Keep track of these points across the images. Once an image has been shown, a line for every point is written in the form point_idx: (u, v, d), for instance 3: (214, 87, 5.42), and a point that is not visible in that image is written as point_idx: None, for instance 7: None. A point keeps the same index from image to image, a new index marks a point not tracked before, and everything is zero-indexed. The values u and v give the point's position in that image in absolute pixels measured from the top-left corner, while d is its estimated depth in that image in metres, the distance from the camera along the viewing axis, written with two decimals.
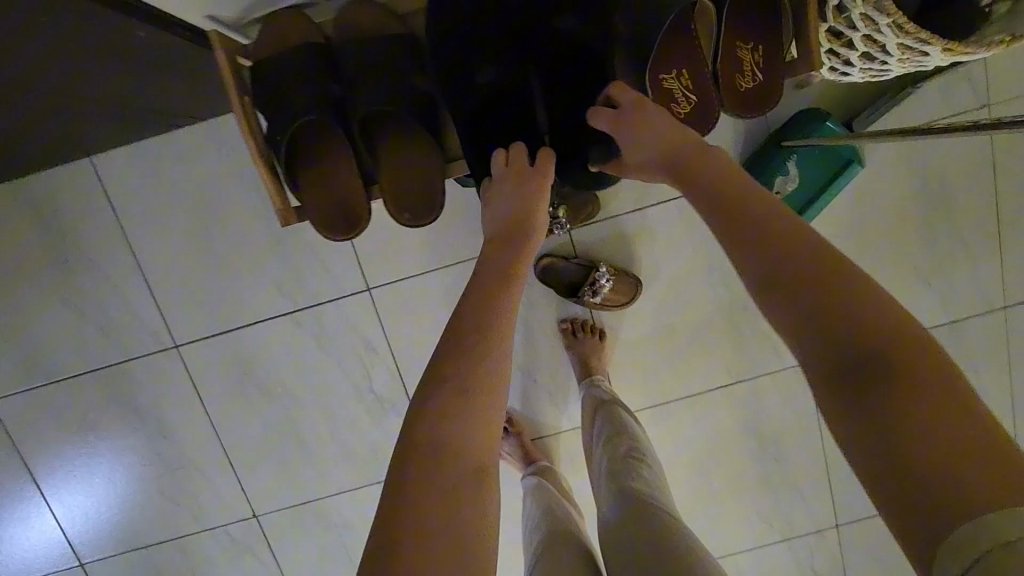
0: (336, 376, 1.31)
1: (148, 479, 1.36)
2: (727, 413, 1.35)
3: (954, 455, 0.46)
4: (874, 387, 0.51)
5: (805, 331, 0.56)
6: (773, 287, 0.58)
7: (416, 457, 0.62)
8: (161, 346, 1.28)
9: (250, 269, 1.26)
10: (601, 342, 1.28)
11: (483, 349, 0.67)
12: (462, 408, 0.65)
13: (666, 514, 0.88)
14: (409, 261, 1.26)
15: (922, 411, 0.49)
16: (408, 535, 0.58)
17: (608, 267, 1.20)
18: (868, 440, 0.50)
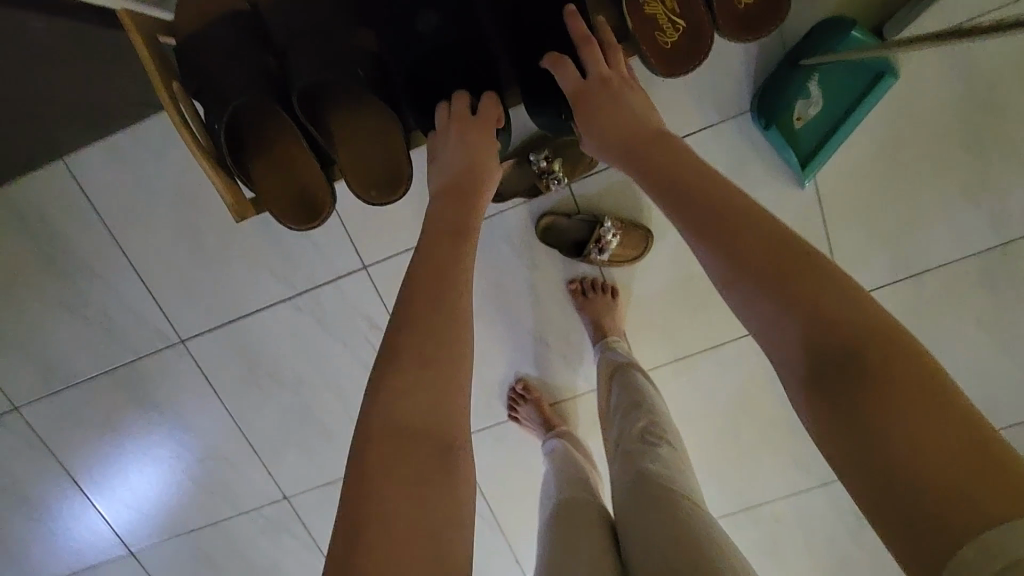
0: (345, 358, 1.29)
1: (178, 470, 1.40)
2: (753, 363, 1.27)
3: (923, 438, 0.47)
4: (846, 374, 0.51)
5: (778, 322, 0.56)
6: (743, 277, 0.59)
7: (378, 444, 0.60)
8: (167, 342, 1.28)
9: (242, 258, 1.22)
10: (613, 300, 1.21)
11: (438, 323, 0.66)
12: (421, 387, 0.63)
13: (689, 500, 0.82)
14: (402, 233, 1.19)
15: (899, 406, 0.48)
16: (373, 528, 0.56)
17: (614, 223, 1.11)
18: (841, 429, 0.51)
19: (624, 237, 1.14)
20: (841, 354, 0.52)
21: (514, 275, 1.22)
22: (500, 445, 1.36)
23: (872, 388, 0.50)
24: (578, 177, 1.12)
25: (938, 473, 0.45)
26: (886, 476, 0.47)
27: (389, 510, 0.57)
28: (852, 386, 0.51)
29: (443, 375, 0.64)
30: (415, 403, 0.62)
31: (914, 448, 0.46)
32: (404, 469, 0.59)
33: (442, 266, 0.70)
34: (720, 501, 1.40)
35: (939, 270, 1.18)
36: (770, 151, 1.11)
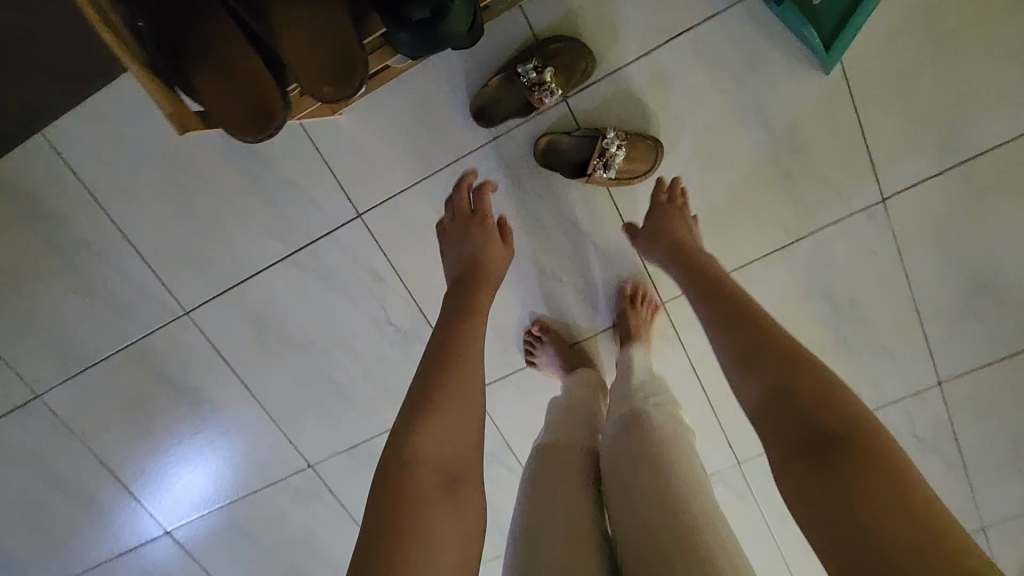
0: (351, 315, 1.23)
1: (204, 448, 1.38)
2: (787, 280, 1.17)
3: (887, 500, 0.59)
4: (827, 447, 0.64)
5: (772, 400, 0.69)
6: (750, 359, 0.74)
7: (413, 477, 0.72)
8: (173, 314, 1.25)
9: (234, 218, 1.17)
10: (649, 321, 1.17)
11: (471, 385, 0.81)
12: (456, 436, 0.77)
13: (682, 457, 0.81)
14: (394, 174, 1.12)
15: (873, 470, 0.61)
16: (395, 551, 0.66)
17: (618, 132, 1.03)
18: (824, 491, 0.62)
19: (631, 149, 1.05)
20: (828, 430, 0.65)
21: (517, 207, 1.14)
22: (522, 392, 1.30)
23: (853, 459, 0.62)
24: (573, 90, 1.04)
25: (895, 529, 0.57)
26: (854, 531, 0.58)
27: (416, 535, 0.69)
28: (834, 455, 0.63)
29: (459, 418, 0.78)
30: (443, 443, 0.76)
31: (879, 508, 0.58)
32: (430, 501, 0.72)
33: (475, 338, 0.85)
34: (738, 445, 1.34)
35: (996, 152, 1.03)
36: (788, 34, 0.99)
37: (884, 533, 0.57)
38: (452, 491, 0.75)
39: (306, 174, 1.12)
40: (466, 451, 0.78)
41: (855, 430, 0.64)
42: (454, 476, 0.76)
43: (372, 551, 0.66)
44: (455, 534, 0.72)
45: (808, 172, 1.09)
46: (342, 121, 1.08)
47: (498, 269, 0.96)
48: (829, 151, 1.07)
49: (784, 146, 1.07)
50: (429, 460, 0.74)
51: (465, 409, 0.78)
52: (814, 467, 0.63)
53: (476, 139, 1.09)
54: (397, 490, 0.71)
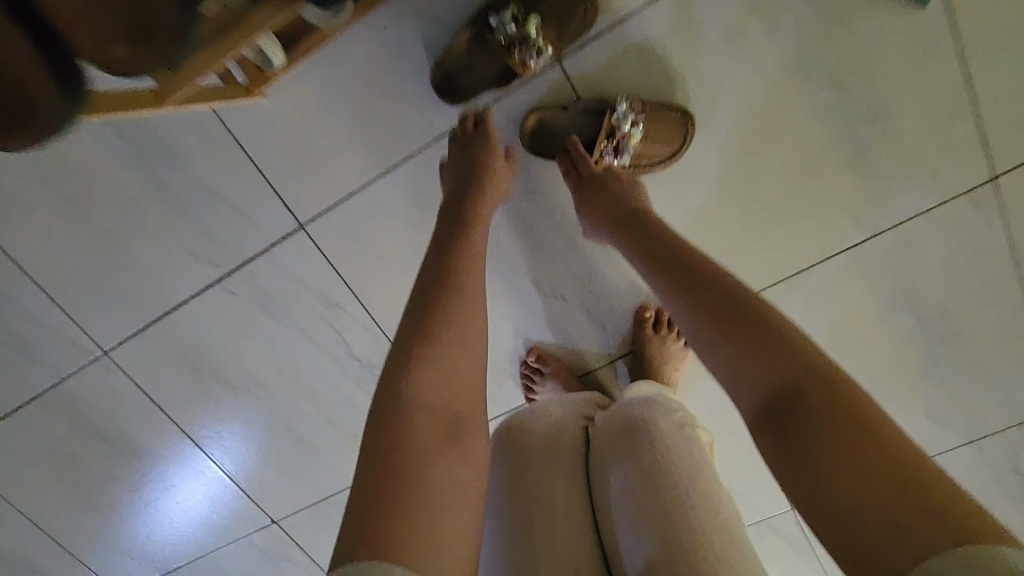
0: (305, 349, 0.99)
1: (150, 506, 1.15)
2: (858, 291, 0.89)
3: (864, 464, 0.46)
4: (789, 412, 0.51)
5: (729, 364, 0.56)
6: (690, 313, 0.60)
7: (413, 426, 0.56)
8: (88, 355, 1.00)
9: (146, 236, 0.91)
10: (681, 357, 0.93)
11: (479, 312, 0.64)
12: (461, 373, 0.61)
13: (700, 482, 0.67)
14: (341, 173, 0.86)
15: (847, 436, 0.47)
16: (398, 519, 0.50)
17: (630, 103, 0.77)
18: (801, 469, 0.49)
19: (651, 125, 0.78)
20: (789, 389, 0.51)
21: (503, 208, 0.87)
22: None
23: (820, 422, 0.49)
24: (566, 47, 0.76)
25: (882, 504, 0.44)
26: (839, 512, 0.46)
27: (424, 498, 0.52)
28: (798, 420, 0.50)
29: (456, 350, 0.61)
30: (447, 382, 0.59)
31: (859, 479, 0.46)
32: (434, 454, 0.55)
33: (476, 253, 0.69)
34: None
35: None
36: None
37: (874, 513, 0.44)
38: (457, 444, 0.58)
39: (230, 176, 0.87)
40: (474, 390, 0.62)
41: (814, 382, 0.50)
42: (459, 423, 0.59)
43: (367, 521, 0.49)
44: (464, 496, 0.56)
45: (894, 147, 0.80)
46: (270, 107, 0.82)
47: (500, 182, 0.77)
48: (926, 117, 0.77)
49: (859, 112, 0.78)
50: (425, 404, 0.57)
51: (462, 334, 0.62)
52: (780, 440, 0.51)
53: (444, 121, 0.83)
54: (393, 440, 0.54)
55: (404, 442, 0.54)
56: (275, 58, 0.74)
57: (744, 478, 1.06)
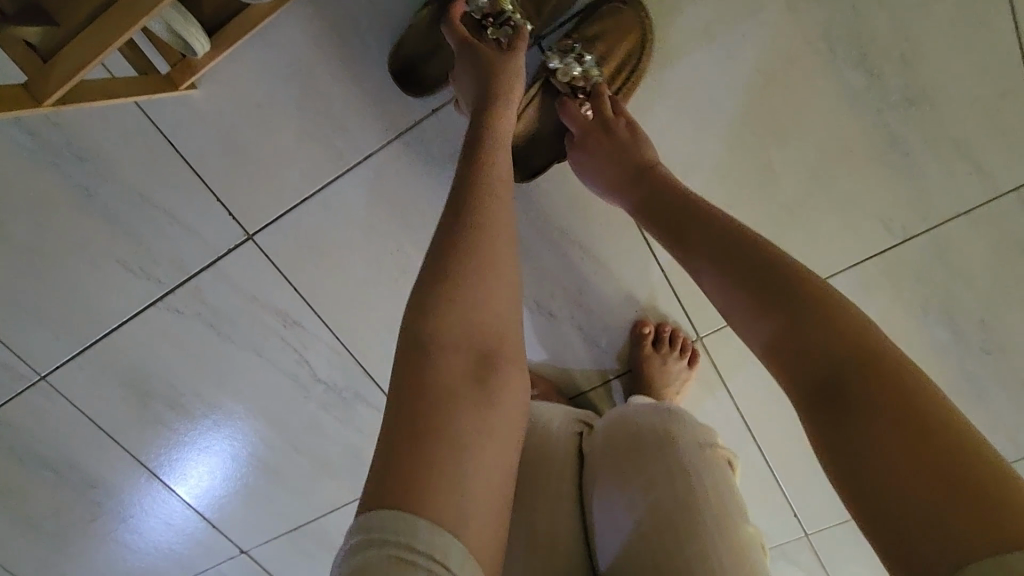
0: (262, 371, 0.89)
1: (107, 535, 1.06)
2: (888, 305, 0.78)
3: (902, 441, 0.36)
4: (836, 373, 0.40)
5: (770, 309, 0.45)
6: (706, 258, 0.51)
7: (440, 371, 0.43)
8: (23, 380, 0.90)
9: (75, 249, 0.80)
10: (683, 375, 0.82)
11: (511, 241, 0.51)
12: (496, 298, 0.48)
13: (715, 510, 0.55)
14: (291, 177, 0.75)
15: (897, 403, 0.38)
16: (426, 474, 0.39)
17: (557, 56, 0.67)
18: (838, 438, 0.39)
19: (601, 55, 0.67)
20: (818, 353, 0.42)
21: None
22: None
23: (856, 389, 0.39)
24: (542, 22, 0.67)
25: (924, 490, 0.35)
26: (878, 493, 0.36)
27: (457, 451, 0.41)
28: (829, 386, 0.40)
29: (485, 292, 0.48)
30: (475, 321, 0.46)
31: (899, 458, 0.36)
32: (471, 395, 0.43)
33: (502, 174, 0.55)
34: (807, 513, 0.95)
35: None
36: None
37: (913, 500, 0.35)
38: (498, 384, 0.45)
39: (165, 180, 0.75)
40: (514, 319, 0.50)
41: (846, 345, 0.41)
42: (498, 360, 0.46)
43: (387, 472, 0.39)
44: (506, 441, 0.44)
45: (931, 137, 0.68)
46: (204, 101, 0.71)
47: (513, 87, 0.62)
48: (969, 102, 0.66)
49: (891, 97, 0.67)
50: (452, 348, 0.44)
51: (493, 272, 0.49)
52: (810, 407, 0.41)
53: (408, 112, 0.72)
54: (418, 378, 0.43)
55: (432, 383, 0.43)
56: (199, 48, 0.63)
57: (753, 505, 0.96)
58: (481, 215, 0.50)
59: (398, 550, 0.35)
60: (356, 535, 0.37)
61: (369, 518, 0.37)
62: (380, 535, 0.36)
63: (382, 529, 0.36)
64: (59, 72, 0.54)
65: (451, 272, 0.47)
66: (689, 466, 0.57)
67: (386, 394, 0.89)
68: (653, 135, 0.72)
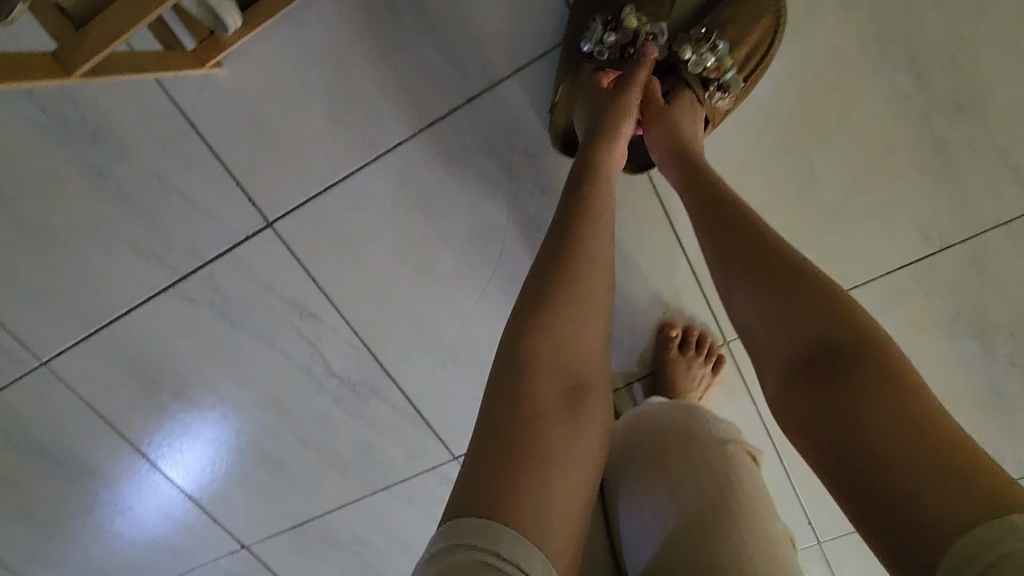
0: (274, 363, 0.86)
1: (105, 526, 1.03)
2: (917, 314, 0.76)
3: (896, 424, 0.38)
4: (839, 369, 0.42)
5: (788, 314, 0.46)
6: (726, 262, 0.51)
7: (540, 392, 0.45)
8: (24, 365, 0.86)
9: (86, 231, 0.77)
10: (708, 377, 0.81)
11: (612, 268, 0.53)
12: (593, 326, 0.50)
13: (744, 509, 0.53)
14: (316, 163, 0.72)
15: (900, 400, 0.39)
16: (513, 485, 0.40)
17: (691, 47, 0.66)
18: (846, 433, 0.40)
19: (733, 42, 0.65)
20: (814, 335, 0.44)
21: (510, 206, 0.74)
22: None
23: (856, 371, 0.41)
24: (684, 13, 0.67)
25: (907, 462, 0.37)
26: (860, 470, 0.39)
27: (546, 468, 0.42)
28: (833, 367, 0.42)
29: (579, 315, 0.49)
30: (574, 342, 0.48)
31: (896, 434, 0.38)
32: (564, 416, 0.45)
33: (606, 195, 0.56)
34: (821, 520, 0.95)
35: None
36: None
37: (904, 478, 0.37)
38: (588, 410, 0.47)
39: (184, 162, 0.73)
40: (609, 348, 0.51)
41: (845, 335, 0.43)
42: (590, 387, 0.48)
43: (476, 484, 0.40)
44: (592, 465, 0.46)
45: (975, 145, 0.67)
46: (229, 81, 0.68)
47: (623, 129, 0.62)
48: (1018, 109, 0.65)
49: (937, 102, 0.66)
50: (548, 368, 0.46)
51: (592, 296, 0.50)
52: (812, 399, 0.42)
53: (442, 100, 0.69)
54: (518, 405, 0.44)
55: (532, 402, 0.45)
56: (231, 23, 0.61)
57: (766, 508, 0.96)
58: (586, 242, 0.52)
59: (481, 557, 0.36)
60: (441, 540, 0.38)
61: (456, 524, 0.38)
62: (467, 541, 0.37)
63: (470, 534, 0.37)
64: (89, 40, 0.51)
65: (558, 293, 0.49)
66: (711, 461, 0.56)
67: (401, 389, 0.87)
68: None
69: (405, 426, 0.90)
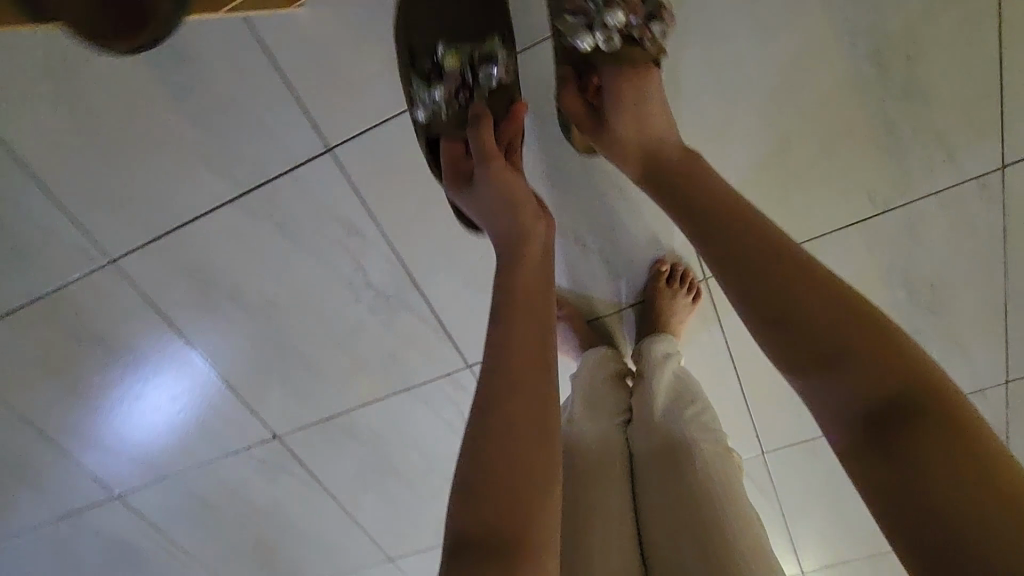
0: (319, 274, 0.99)
1: (152, 413, 1.17)
2: (859, 261, 0.94)
3: (945, 459, 0.44)
4: (888, 405, 0.47)
5: (828, 347, 0.50)
6: (750, 282, 0.55)
7: (489, 501, 0.51)
8: (93, 261, 0.98)
9: (163, 144, 0.88)
10: (690, 304, 0.97)
11: (543, 366, 0.59)
12: (535, 434, 0.55)
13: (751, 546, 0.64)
14: (373, 98, 0.84)
15: (947, 429, 0.45)
16: None
17: (586, 34, 0.78)
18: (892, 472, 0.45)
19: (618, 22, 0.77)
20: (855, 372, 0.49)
21: (538, 151, 0.88)
22: None
23: (900, 420, 0.46)
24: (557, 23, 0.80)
25: (956, 490, 0.42)
26: (915, 508, 0.43)
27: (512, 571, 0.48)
28: (874, 415, 0.48)
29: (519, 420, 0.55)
30: (517, 443, 0.54)
31: (951, 473, 0.43)
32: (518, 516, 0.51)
33: (540, 302, 0.63)
34: (765, 429, 1.16)
35: None
36: None
37: (953, 507, 0.42)
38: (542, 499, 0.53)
39: (256, 89, 0.83)
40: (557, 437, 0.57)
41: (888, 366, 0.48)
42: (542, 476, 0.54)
43: None
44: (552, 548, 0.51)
45: (917, 125, 0.82)
46: (304, 18, 0.79)
47: (537, 236, 0.70)
48: (954, 98, 0.80)
49: (891, 89, 0.80)
50: (497, 473, 0.52)
51: (531, 396, 0.57)
52: (862, 441, 0.48)
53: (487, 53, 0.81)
54: (477, 532, 0.50)
55: (485, 516, 0.51)
56: None
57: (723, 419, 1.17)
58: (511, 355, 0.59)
59: None
60: None
61: None
62: None
63: None
64: None
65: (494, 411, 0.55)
66: (707, 471, 0.72)
67: (428, 304, 1.02)
68: (695, 96, 0.84)
69: (429, 336, 1.05)
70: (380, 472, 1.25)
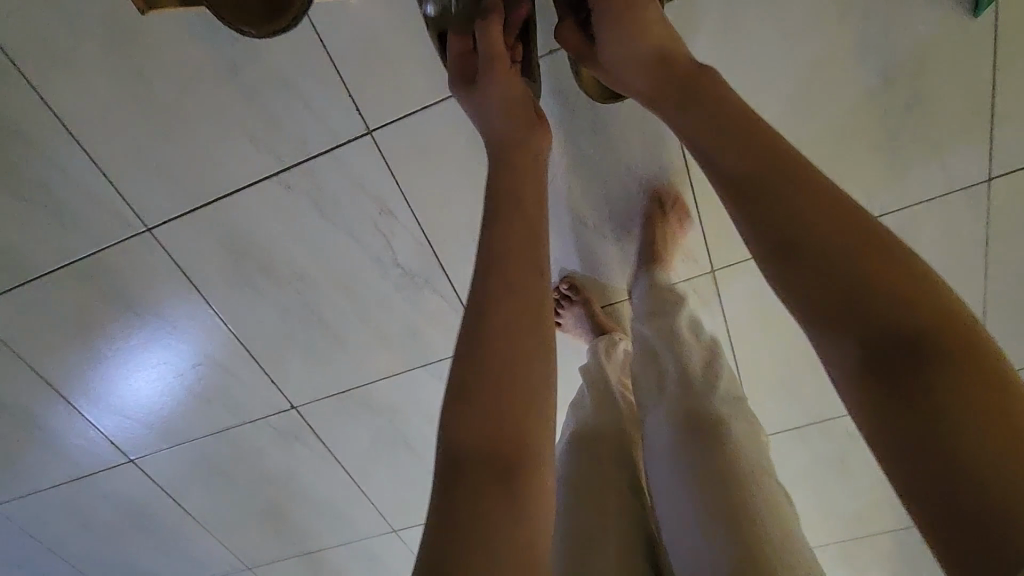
0: (349, 250, 1.04)
1: (173, 379, 1.21)
2: None
3: (972, 406, 0.37)
4: (907, 342, 0.41)
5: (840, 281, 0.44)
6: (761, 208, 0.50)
7: (466, 437, 0.50)
8: (131, 229, 1.02)
9: (209, 119, 0.92)
10: (679, 223, 0.98)
11: (528, 297, 0.57)
12: (518, 372, 0.53)
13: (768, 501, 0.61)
14: (415, 86, 0.89)
15: (972, 372, 0.38)
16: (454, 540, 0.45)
17: None
18: (910, 423, 0.39)
19: None
20: (871, 309, 0.43)
21: (567, 143, 0.94)
22: None
23: (921, 357, 0.40)
24: None
25: (982, 438, 0.36)
26: (934, 459, 0.37)
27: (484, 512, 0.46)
28: (889, 357, 0.41)
29: (504, 356, 0.53)
30: (500, 381, 0.52)
31: (978, 416, 0.37)
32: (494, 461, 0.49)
33: (530, 236, 0.61)
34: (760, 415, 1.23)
35: None
36: None
37: (978, 456, 0.36)
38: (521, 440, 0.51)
39: (304, 71, 0.88)
40: (545, 381, 0.54)
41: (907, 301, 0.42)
42: (525, 414, 0.52)
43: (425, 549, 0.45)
44: (525, 492, 0.49)
45: (917, 137, 0.90)
46: (356, 7, 0.83)
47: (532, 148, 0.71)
48: (951, 114, 0.87)
49: (896, 103, 0.87)
50: (475, 410, 0.50)
51: (519, 332, 0.55)
52: (875, 387, 0.41)
53: None
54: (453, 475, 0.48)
55: (462, 456, 0.49)
56: None
57: None
58: (500, 287, 0.57)
59: None
60: None
61: None
62: None
63: None
64: None
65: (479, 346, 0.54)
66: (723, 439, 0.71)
67: (452, 283, 1.07)
68: None
69: (450, 314, 1.11)
70: (390, 445, 1.31)
